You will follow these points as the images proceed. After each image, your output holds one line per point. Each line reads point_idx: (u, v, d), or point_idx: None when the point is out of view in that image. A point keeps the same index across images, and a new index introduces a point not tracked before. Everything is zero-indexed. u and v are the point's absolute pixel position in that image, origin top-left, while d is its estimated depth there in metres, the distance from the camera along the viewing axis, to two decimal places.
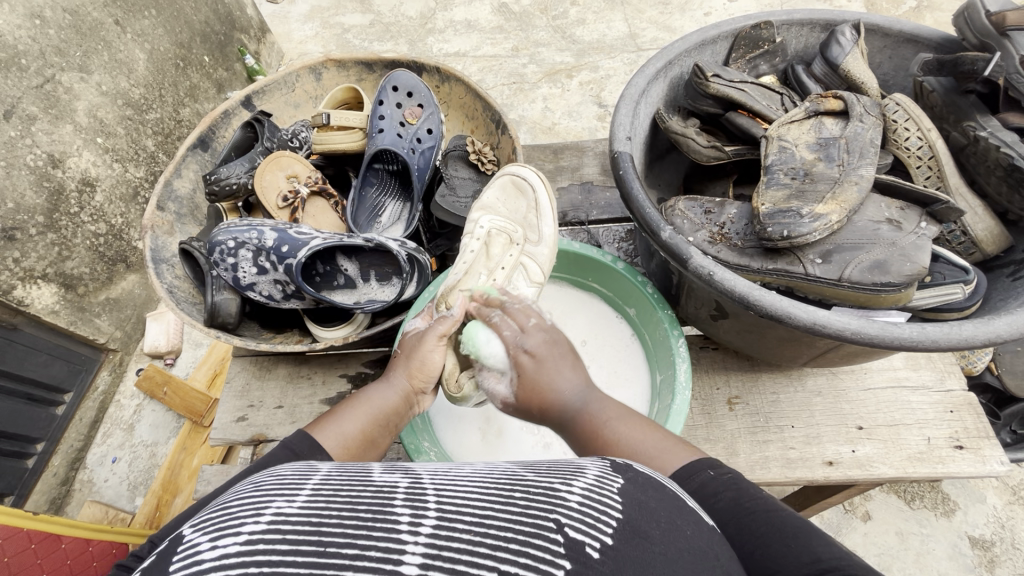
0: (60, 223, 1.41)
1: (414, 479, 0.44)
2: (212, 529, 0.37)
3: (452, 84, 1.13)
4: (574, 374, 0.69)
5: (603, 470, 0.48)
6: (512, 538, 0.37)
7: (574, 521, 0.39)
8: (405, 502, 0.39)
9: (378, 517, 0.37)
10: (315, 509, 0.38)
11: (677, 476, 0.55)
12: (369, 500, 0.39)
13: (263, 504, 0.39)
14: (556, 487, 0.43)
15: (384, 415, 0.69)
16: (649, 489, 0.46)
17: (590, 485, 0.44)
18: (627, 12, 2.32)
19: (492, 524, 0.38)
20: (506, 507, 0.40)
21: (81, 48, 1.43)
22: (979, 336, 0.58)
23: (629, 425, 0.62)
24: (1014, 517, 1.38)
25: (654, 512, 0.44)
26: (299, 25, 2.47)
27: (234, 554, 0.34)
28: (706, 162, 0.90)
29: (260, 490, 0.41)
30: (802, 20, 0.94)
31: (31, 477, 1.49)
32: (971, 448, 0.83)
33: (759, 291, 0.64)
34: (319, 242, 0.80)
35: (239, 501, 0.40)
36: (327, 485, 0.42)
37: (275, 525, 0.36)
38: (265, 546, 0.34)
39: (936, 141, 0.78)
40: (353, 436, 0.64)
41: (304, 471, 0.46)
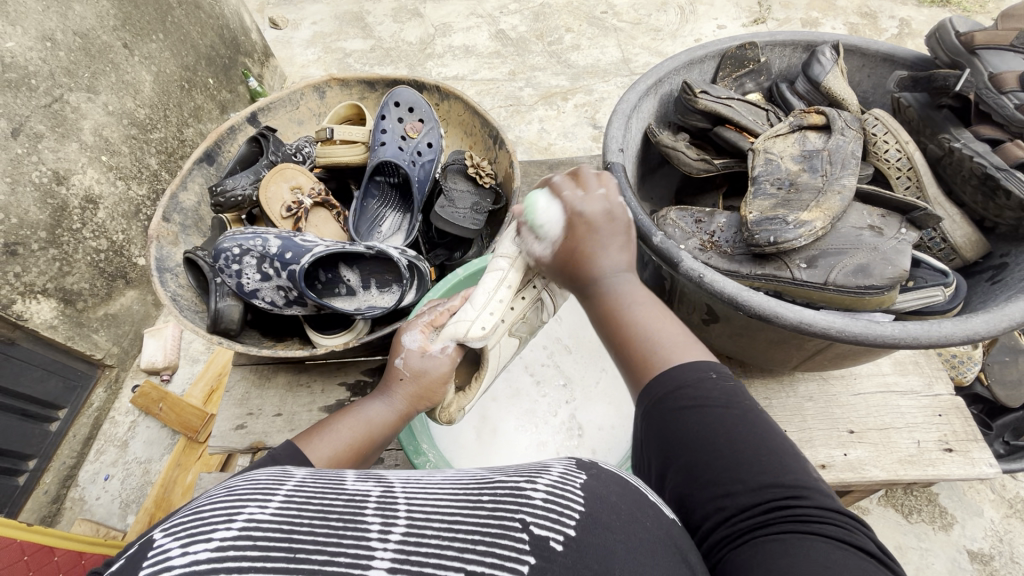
0: (62, 239, 1.43)
1: (386, 486, 0.41)
2: (183, 533, 0.34)
3: (451, 102, 1.18)
4: (623, 257, 0.65)
5: (567, 467, 0.47)
6: (478, 539, 0.37)
7: (540, 519, 0.39)
8: (376, 509, 0.37)
9: (349, 524, 0.35)
10: (289, 515, 0.35)
11: (684, 367, 0.53)
12: (341, 505, 0.37)
13: (233, 508, 0.36)
14: (520, 486, 0.42)
15: (377, 434, 0.69)
16: (611, 485, 0.46)
17: (554, 481, 0.43)
18: (620, 38, 2.41)
19: (461, 529, 0.37)
20: (473, 511, 0.39)
21: (89, 69, 1.48)
22: (958, 333, 0.61)
23: (648, 312, 0.60)
24: (1012, 530, 1.39)
25: (614, 505, 0.43)
26: (301, 50, 2.54)
27: (203, 560, 0.31)
28: (696, 174, 0.93)
29: (232, 494, 0.38)
30: (785, 41, 0.99)
31: (21, 494, 1.47)
32: (960, 451, 0.84)
33: (747, 292, 0.67)
34: (322, 249, 0.83)
35: (209, 504, 0.37)
36: (302, 490, 0.39)
37: (247, 531, 0.33)
38: (235, 553, 0.32)
39: (914, 153, 0.82)
40: (344, 455, 0.64)
41: (279, 475, 0.43)
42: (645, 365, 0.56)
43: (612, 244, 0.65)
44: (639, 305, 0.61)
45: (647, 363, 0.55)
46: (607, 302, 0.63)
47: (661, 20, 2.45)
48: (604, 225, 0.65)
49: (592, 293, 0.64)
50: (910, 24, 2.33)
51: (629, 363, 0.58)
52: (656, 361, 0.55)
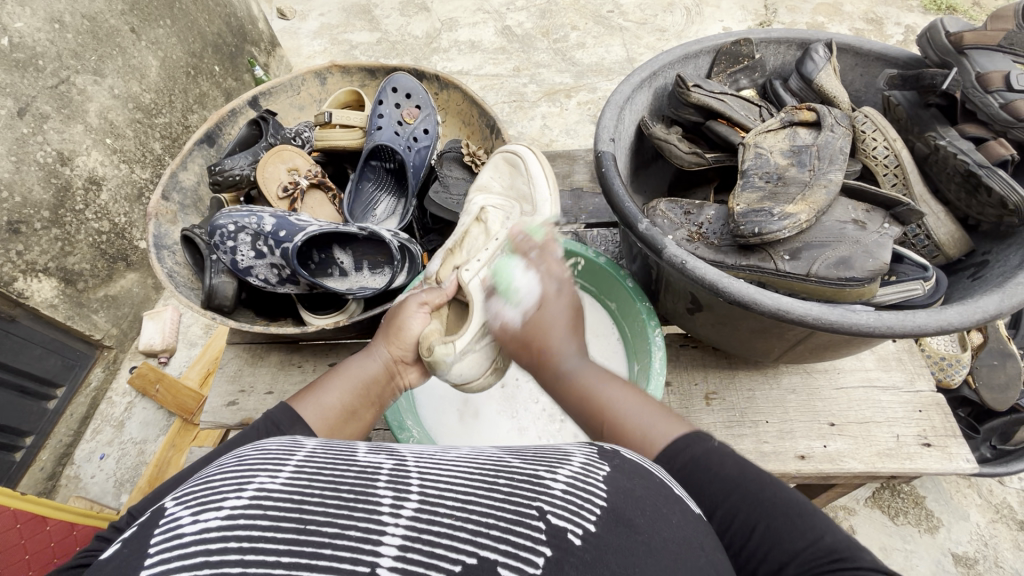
0: (65, 219, 1.45)
1: (398, 460, 0.45)
2: (194, 504, 0.38)
3: (450, 91, 1.19)
4: (574, 346, 0.70)
5: (589, 457, 0.50)
6: (493, 524, 0.39)
7: (556, 510, 0.42)
8: (387, 484, 0.41)
9: (360, 497, 0.39)
10: (299, 487, 0.40)
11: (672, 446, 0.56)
12: (352, 479, 0.41)
13: (246, 479, 0.40)
14: (540, 476, 0.45)
15: (367, 384, 0.70)
16: (635, 478, 0.48)
17: (575, 474, 0.46)
18: (626, 38, 2.42)
19: (473, 510, 0.40)
20: (489, 494, 0.42)
21: (97, 53, 1.50)
22: (931, 323, 0.62)
23: (625, 396, 0.62)
24: (997, 534, 1.39)
25: (638, 501, 0.46)
26: (308, 41, 2.56)
27: (214, 528, 0.35)
28: (688, 167, 0.95)
29: (243, 465, 0.43)
30: (779, 38, 1.00)
31: (18, 469, 1.49)
32: (938, 446, 0.85)
33: (727, 279, 0.68)
34: (315, 228, 0.84)
35: (221, 475, 0.42)
36: (311, 463, 0.44)
37: (258, 500, 0.37)
38: (246, 522, 0.35)
39: (902, 150, 0.83)
40: (334, 408, 0.64)
41: (289, 446, 0.47)
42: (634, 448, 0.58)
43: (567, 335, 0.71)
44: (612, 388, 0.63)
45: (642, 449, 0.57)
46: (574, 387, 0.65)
47: (667, 21, 2.46)
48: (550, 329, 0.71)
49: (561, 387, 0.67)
50: (915, 31, 2.33)
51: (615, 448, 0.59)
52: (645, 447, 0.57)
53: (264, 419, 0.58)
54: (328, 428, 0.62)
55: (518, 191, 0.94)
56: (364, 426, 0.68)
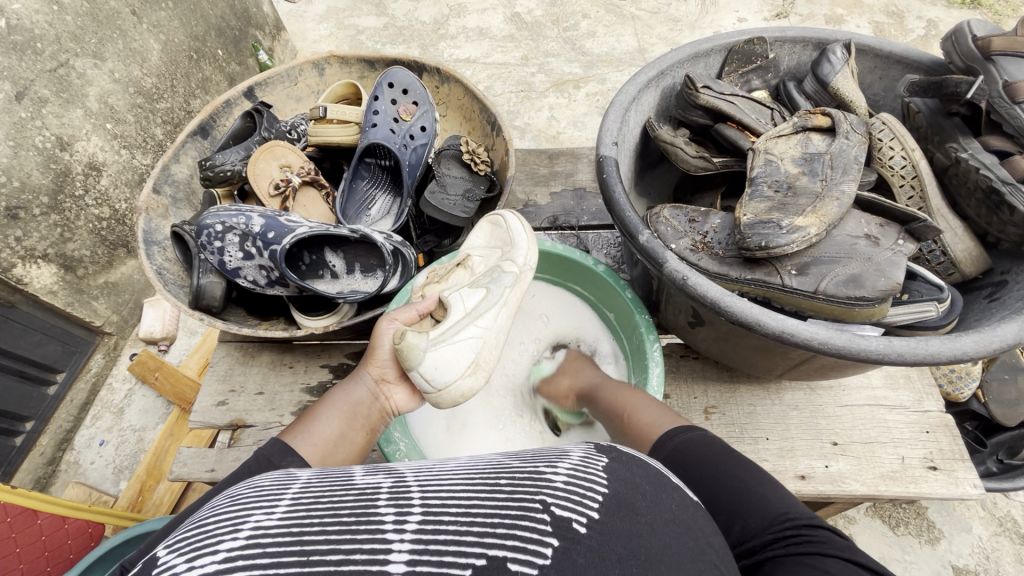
0: (64, 205, 1.43)
1: (397, 477, 0.44)
2: (188, 549, 0.35)
3: (451, 86, 1.15)
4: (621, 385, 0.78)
5: (587, 452, 0.48)
6: (498, 522, 0.38)
7: (559, 500, 0.40)
8: (388, 502, 0.39)
9: (362, 519, 0.37)
10: (297, 519, 0.37)
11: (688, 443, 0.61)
12: (352, 502, 0.39)
13: (240, 518, 0.38)
14: (540, 471, 0.44)
15: (354, 408, 0.71)
16: (634, 467, 0.47)
17: (574, 466, 0.45)
18: (638, 27, 2.35)
19: (478, 513, 0.39)
20: (492, 495, 0.41)
21: (97, 35, 1.46)
22: (944, 352, 0.59)
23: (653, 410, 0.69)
24: (999, 549, 1.37)
25: (639, 486, 0.44)
26: (314, 25, 2.51)
27: (212, 571, 0.32)
28: (694, 172, 0.91)
29: (238, 504, 0.41)
30: (794, 38, 0.95)
31: (18, 454, 1.49)
32: (945, 470, 0.82)
33: (731, 298, 0.65)
34: (304, 230, 0.81)
35: (215, 517, 0.39)
36: (307, 494, 0.42)
37: (255, 539, 0.35)
38: (245, 562, 0.33)
39: (920, 161, 0.79)
40: (325, 436, 0.66)
41: (283, 481, 0.45)
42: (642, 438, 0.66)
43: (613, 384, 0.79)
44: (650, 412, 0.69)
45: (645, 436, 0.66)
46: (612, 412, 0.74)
47: (681, 10, 2.39)
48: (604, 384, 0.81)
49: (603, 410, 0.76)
50: (937, 26, 2.25)
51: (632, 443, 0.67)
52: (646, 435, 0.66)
53: (257, 452, 0.58)
54: (320, 455, 0.64)
55: (500, 240, 0.89)
56: (357, 450, 0.69)
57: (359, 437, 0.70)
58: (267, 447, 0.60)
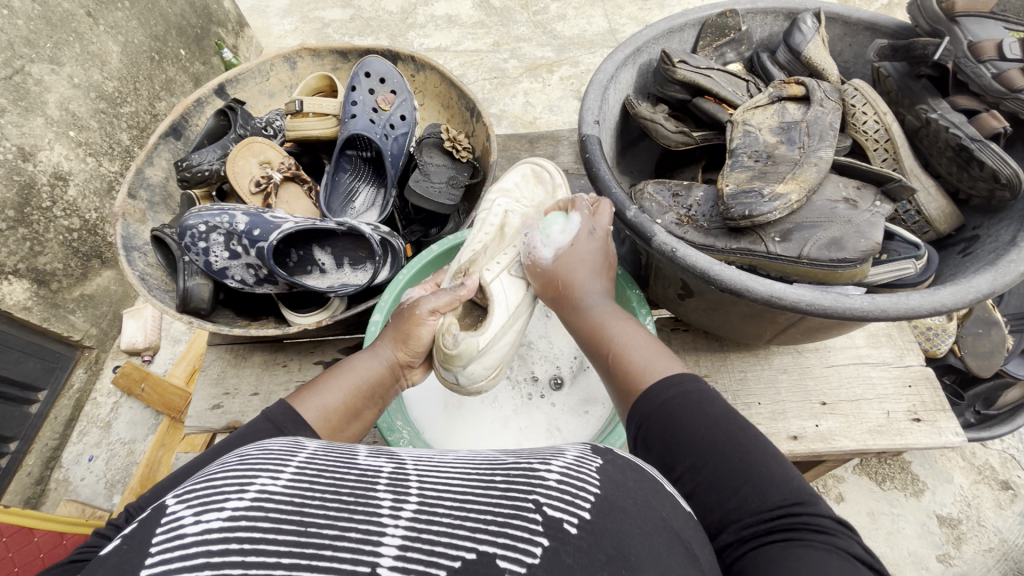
0: (32, 218, 1.38)
1: (397, 463, 0.44)
2: (195, 502, 0.36)
3: (427, 73, 1.14)
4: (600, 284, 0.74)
5: (584, 452, 0.48)
6: (491, 520, 0.38)
7: (553, 500, 0.40)
8: (386, 487, 0.40)
9: (360, 499, 0.38)
10: (300, 488, 0.38)
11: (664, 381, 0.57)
12: (353, 480, 0.40)
13: (247, 479, 0.39)
14: (535, 468, 0.44)
15: (370, 385, 0.69)
16: (629, 471, 0.46)
17: (568, 464, 0.44)
18: (608, 8, 2.34)
19: (471, 508, 0.39)
20: (486, 491, 0.41)
21: (52, 40, 1.41)
22: (925, 305, 0.61)
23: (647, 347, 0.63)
24: (980, 495, 1.43)
25: (632, 491, 0.44)
26: (278, 20, 2.45)
27: (217, 529, 0.34)
28: (675, 147, 0.92)
29: (243, 464, 0.41)
30: (766, 9, 0.97)
31: (4, 475, 1.46)
32: (928, 421, 0.86)
33: (719, 266, 0.66)
34: (290, 226, 0.80)
35: (222, 472, 0.40)
36: (313, 463, 0.42)
37: (258, 503, 0.36)
38: (247, 523, 0.34)
39: (892, 124, 0.81)
40: (336, 407, 0.64)
41: (291, 447, 0.45)
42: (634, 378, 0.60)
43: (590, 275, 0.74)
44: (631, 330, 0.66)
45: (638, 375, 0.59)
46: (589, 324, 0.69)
47: None
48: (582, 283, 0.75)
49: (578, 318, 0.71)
50: None
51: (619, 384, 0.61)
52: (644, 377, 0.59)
53: (263, 413, 0.58)
54: (328, 427, 0.62)
55: (536, 195, 0.93)
56: (363, 426, 0.67)
57: (368, 414, 0.68)
58: (276, 411, 0.59)
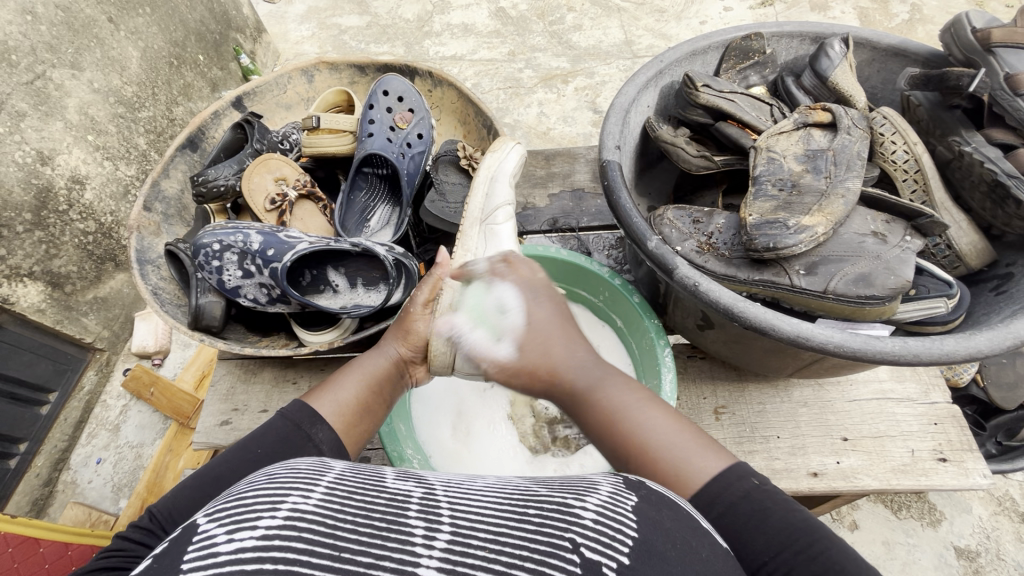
0: (48, 221, 1.39)
1: (427, 488, 0.42)
2: (229, 520, 0.35)
3: (445, 89, 1.14)
4: (583, 349, 0.66)
5: (617, 486, 0.45)
6: (527, 556, 0.36)
7: (590, 542, 0.38)
8: (419, 513, 0.38)
9: (392, 526, 0.36)
10: (332, 509, 0.37)
11: (718, 479, 0.51)
12: (384, 505, 0.38)
13: (280, 496, 0.37)
14: (569, 504, 0.42)
15: (379, 381, 0.68)
16: (664, 508, 0.44)
17: (604, 501, 0.42)
18: (624, 19, 2.33)
19: (506, 542, 0.37)
20: (520, 524, 0.39)
21: (73, 45, 1.42)
22: (960, 351, 0.59)
23: (657, 415, 0.57)
24: (999, 527, 1.39)
25: (668, 532, 0.42)
26: (296, 25, 2.46)
27: (250, 548, 0.33)
28: (696, 171, 0.90)
29: (275, 483, 0.40)
30: (792, 32, 0.95)
31: (12, 477, 1.46)
32: (955, 461, 0.83)
33: (743, 303, 0.64)
34: (305, 247, 0.79)
35: (254, 491, 0.39)
36: (343, 484, 0.41)
37: (291, 522, 0.35)
38: (281, 543, 0.33)
39: (923, 155, 0.79)
40: (348, 403, 0.64)
41: (320, 467, 0.44)
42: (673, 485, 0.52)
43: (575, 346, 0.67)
44: (643, 408, 0.58)
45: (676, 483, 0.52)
46: (598, 414, 0.59)
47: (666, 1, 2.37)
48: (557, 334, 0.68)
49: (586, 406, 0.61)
50: (921, 9, 2.25)
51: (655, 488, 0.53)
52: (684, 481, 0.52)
53: (280, 412, 0.60)
54: (344, 423, 0.62)
55: None
56: (375, 423, 0.66)
57: (379, 410, 0.67)
58: (291, 410, 0.60)
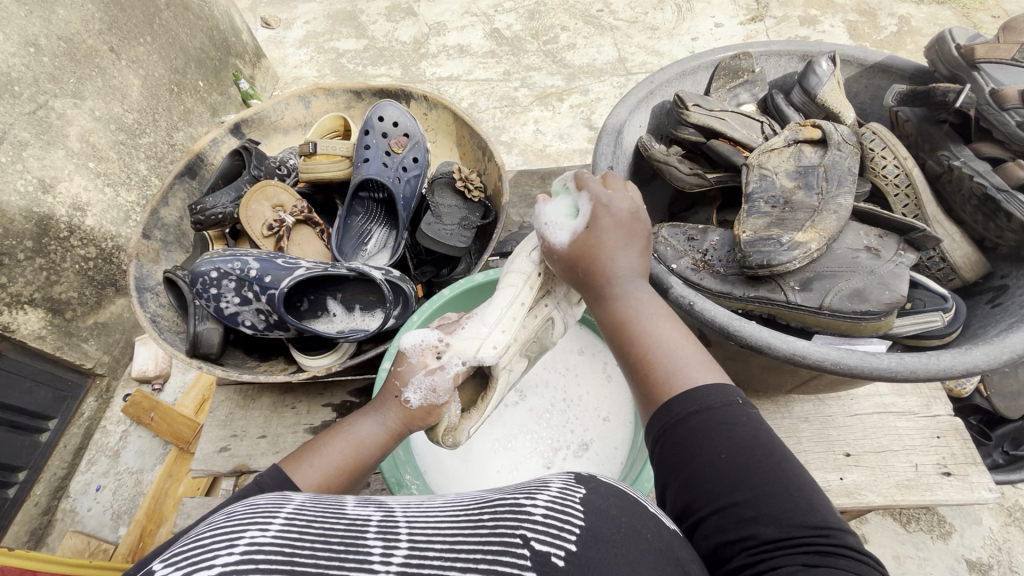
0: (49, 248, 1.39)
1: (386, 512, 0.42)
2: (184, 563, 0.33)
3: (439, 112, 1.15)
4: (639, 257, 0.64)
5: (567, 482, 0.46)
6: (480, 558, 0.37)
7: (539, 534, 0.38)
8: (376, 534, 0.38)
9: (350, 549, 0.36)
10: (289, 538, 0.36)
11: (702, 390, 0.50)
12: (341, 530, 0.38)
13: (234, 534, 0.36)
14: (520, 503, 0.42)
15: (365, 451, 0.65)
16: (612, 498, 0.45)
17: (554, 495, 0.42)
18: (617, 37, 2.37)
19: (461, 549, 0.38)
20: (474, 530, 0.39)
21: (75, 74, 1.45)
22: (957, 365, 0.59)
23: (670, 328, 0.58)
24: (1010, 539, 1.37)
25: (616, 519, 0.42)
26: (294, 50, 2.50)
27: None
28: (689, 189, 0.91)
29: (229, 522, 0.38)
30: (779, 51, 0.97)
31: (11, 506, 1.44)
32: (959, 475, 0.82)
33: (738, 321, 0.65)
34: (301, 273, 0.80)
35: (209, 533, 0.37)
36: (300, 514, 0.40)
37: (249, 555, 0.33)
38: None
39: (913, 170, 0.79)
40: (333, 474, 0.61)
41: (277, 501, 0.43)
42: (666, 374, 0.53)
43: (625, 242, 0.64)
44: (657, 313, 0.59)
45: (671, 381, 0.52)
46: (617, 311, 0.61)
47: (658, 18, 2.41)
48: (612, 228, 0.64)
49: (602, 302, 0.63)
50: (909, 21, 2.29)
51: (642, 372, 0.55)
52: (677, 379, 0.52)
53: (252, 481, 0.56)
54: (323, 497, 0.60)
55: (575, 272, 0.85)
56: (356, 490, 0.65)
57: (362, 480, 0.65)
58: (265, 478, 0.57)
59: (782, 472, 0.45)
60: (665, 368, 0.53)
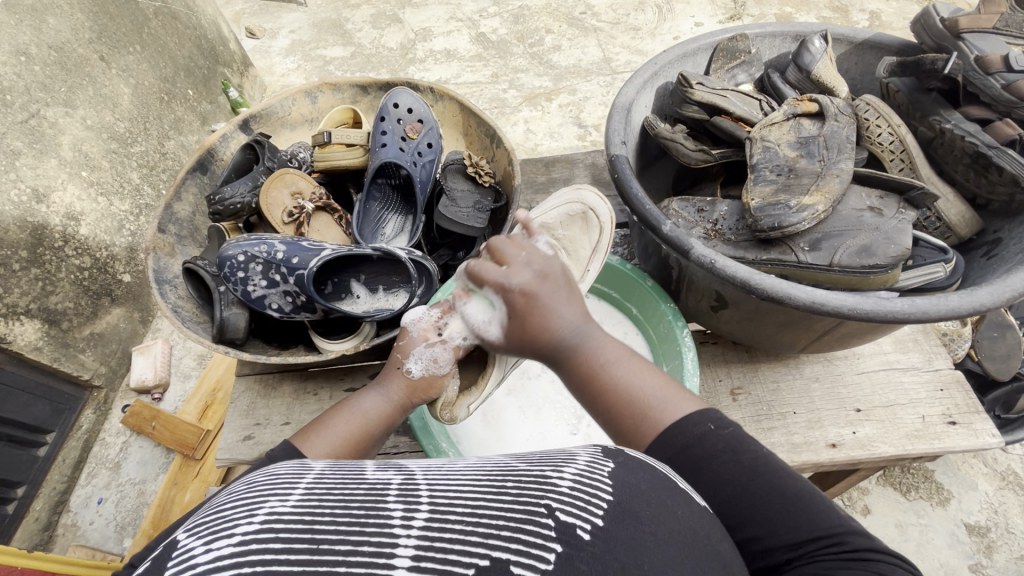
0: (44, 258, 1.38)
1: (409, 475, 0.41)
2: (206, 533, 0.34)
3: (445, 103, 1.18)
4: (577, 309, 0.64)
5: (594, 455, 0.45)
6: (503, 526, 0.36)
7: (565, 506, 0.38)
8: (397, 497, 0.37)
9: (371, 513, 0.35)
10: (310, 506, 0.35)
11: (684, 421, 0.52)
12: (363, 495, 0.37)
13: (255, 504, 0.36)
14: (546, 474, 0.41)
15: (372, 424, 0.67)
16: (639, 472, 0.43)
17: (581, 469, 0.42)
18: (600, 38, 2.43)
19: (484, 514, 0.37)
20: (498, 497, 0.38)
21: (66, 83, 1.44)
22: (964, 306, 0.63)
23: (630, 365, 0.58)
24: (1005, 501, 1.42)
25: (644, 494, 0.41)
26: (280, 59, 2.51)
27: (228, 555, 0.31)
28: (695, 164, 0.95)
29: (253, 491, 0.38)
30: (773, 32, 1.03)
31: (10, 522, 1.41)
32: (963, 423, 0.87)
33: (758, 276, 0.68)
34: (328, 254, 0.81)
35: (232, 502, 0.37)
36: (322, 483, 0.39)
37: (268, 524, 0.33)
38: (258, 546, 0.31)
39: (906, 136, 0.84)
40: (343, 445, 0.62)
41: (299, 469, 0.43)
42: (643, 418, 0.54)
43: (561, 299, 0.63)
44: (615, 357, 0.59)
45: (652, 420, 0.53)
46: (581, 367, 0.60)
47: (639, 19, 2.48)
48: (541, 288, 0.64)
49: (563, 360, 0.62)
50: (879, 16, 2.40)
51: (620, 425, 0.55)
52: (653, 417, 0.53)
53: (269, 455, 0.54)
54: None
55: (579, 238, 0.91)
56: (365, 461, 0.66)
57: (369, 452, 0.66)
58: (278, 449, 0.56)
59: (776, 483, 0.48)
60: (642, 411, 0.54)
